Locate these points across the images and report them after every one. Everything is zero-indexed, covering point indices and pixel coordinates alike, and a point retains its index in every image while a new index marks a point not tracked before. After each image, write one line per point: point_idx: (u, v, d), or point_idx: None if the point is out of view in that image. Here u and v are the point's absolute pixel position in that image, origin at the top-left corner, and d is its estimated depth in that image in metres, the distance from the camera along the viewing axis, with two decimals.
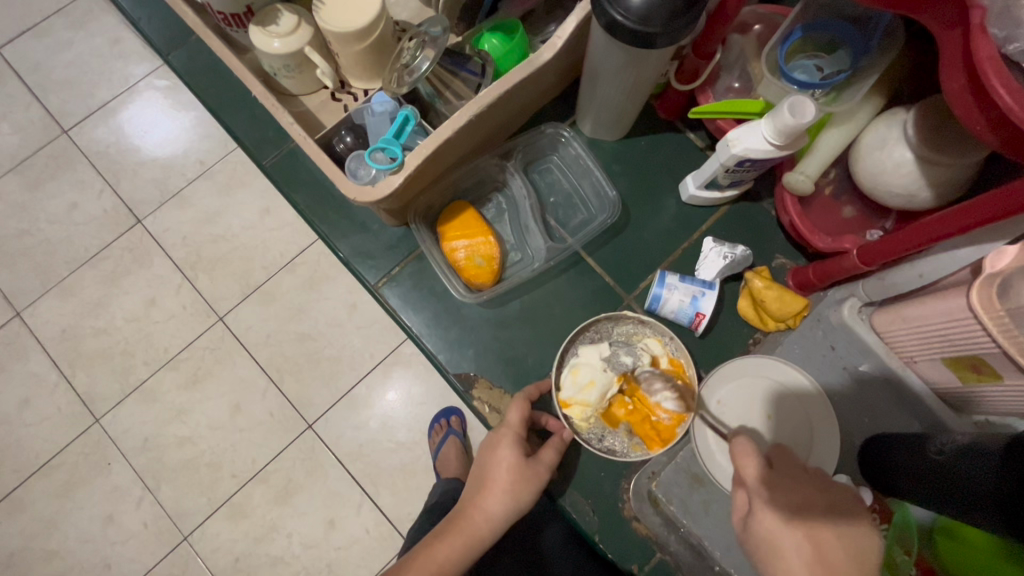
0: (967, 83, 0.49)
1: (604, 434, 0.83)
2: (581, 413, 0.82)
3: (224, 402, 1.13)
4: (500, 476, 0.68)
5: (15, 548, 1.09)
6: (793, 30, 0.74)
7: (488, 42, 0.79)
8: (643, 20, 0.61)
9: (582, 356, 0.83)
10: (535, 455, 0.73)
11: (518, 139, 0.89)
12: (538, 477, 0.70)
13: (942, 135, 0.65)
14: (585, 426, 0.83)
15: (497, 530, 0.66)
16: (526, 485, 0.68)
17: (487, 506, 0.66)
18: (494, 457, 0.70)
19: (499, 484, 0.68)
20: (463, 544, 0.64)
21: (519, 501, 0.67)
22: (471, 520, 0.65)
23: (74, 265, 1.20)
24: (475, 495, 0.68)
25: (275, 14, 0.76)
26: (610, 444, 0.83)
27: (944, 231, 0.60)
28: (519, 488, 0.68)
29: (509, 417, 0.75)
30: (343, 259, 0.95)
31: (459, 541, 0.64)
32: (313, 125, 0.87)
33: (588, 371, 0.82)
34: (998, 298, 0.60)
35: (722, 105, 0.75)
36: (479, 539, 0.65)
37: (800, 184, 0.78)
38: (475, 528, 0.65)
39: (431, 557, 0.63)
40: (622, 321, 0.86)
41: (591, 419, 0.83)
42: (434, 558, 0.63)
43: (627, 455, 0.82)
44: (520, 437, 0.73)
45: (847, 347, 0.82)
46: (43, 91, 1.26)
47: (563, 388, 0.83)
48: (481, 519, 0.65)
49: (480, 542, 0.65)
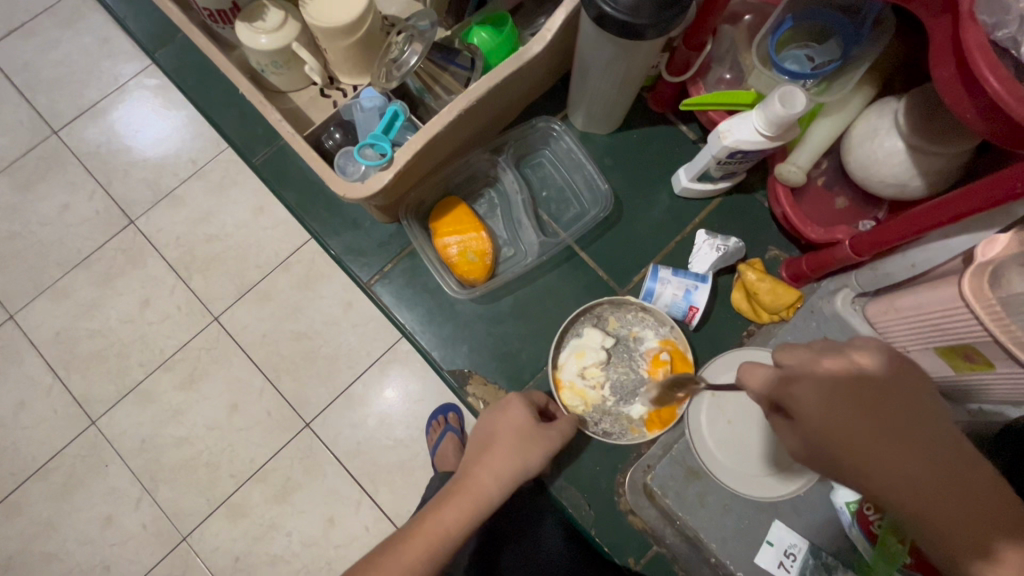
0: (956, 71, 0.48)
1: (602, 417, 0.84)
2: (583, 399, 0.84)
3: (222, 402, 1.13)
4: (506, 437, 0.68)
5: (13, 551, 1.09)
6: (784, 19, 0.73)
7: (477, 36, 0.78)
8: (631, 11, 0.61)
9: (584, 336, 0.85)
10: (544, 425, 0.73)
11: (508, 134, 0.89)
12: (544, 441, 0.70)
13: (933, 124, 0.65)
14: (586, 411, 0.84)
15: (503, 489, 0.62)
16: (532, 447, 0.68)
17: (489, 463, 0.64)
18: (502, 423, 0.70)
19: (503, 444, 0.67)
20: (468, 505, 0.59)
21: (529, 465, 0.66)
22: (477, 479, 0.62)
23: (67, 267, 1.19)
24: (479, 456, 0.65)
25: (261, 10, 0.76)
26: (606, 427, 0.84)
27: (936, 220, 0.60)
28: (524, 451, 0.67)
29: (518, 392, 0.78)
30: (335, 257, 0.94)
31: (467, 500, 0.59)
32: (303, 123, 0.87)
33: (592, 352, 0.85)
34: (989, 287, 0.59)
35: (712, 96, 0.75)
36: (486, 499, 0.60)
37: (792, 175, 0.78)
38: (482, 488, 0.61)
39: (436, 521, 0.57)
40: (625, 306, 0.86)
41: (594, 405, 0.84)
42: (440, 521, 0.57)
43: (623, 437, 0.83)
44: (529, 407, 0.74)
45: (841, 338, 0.82)
46: (32, 92, 1.25)
47: (563, 368, 0.85)
48: (487, 480, 0.62)
49: (487, 502, 0.60)
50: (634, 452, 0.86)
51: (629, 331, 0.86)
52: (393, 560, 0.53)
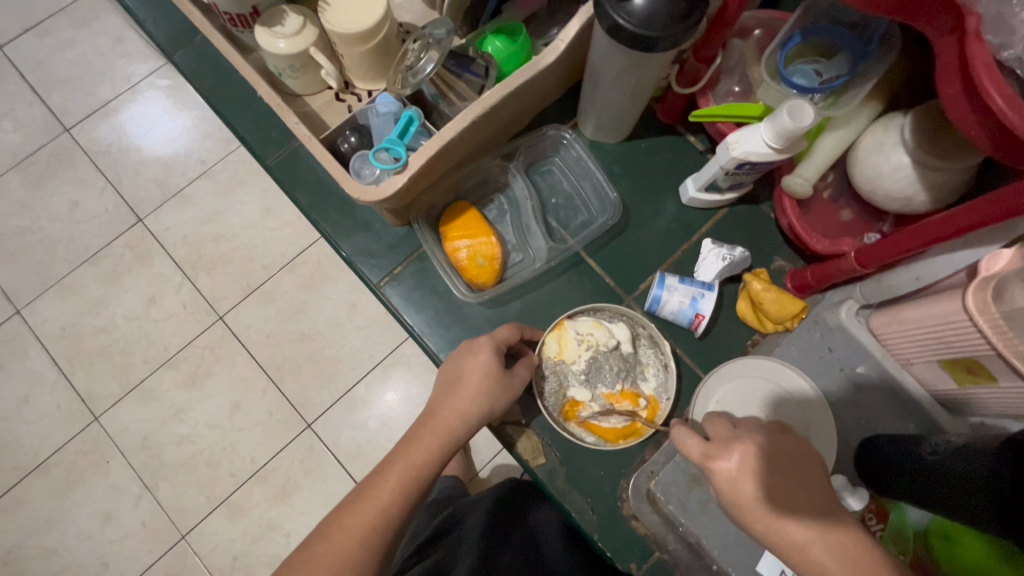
0: (961, 88, 0.49)
1: (554, 372, 0.84)
2: (561, 348, 0.84)
3: (223, 401, 1.16)
4: (475, 380, 0.71)
5: (13, 546, 1.11)
6: (791, 36, 0.75)
7: (491, 44, 0.79)
8: (645, 24, 0.62)
9: (614, 324, 0.84)
10: (509, 369, 0.75)
11: (520, 140, 0.91)
12: (512, 387, 0.73)
13: (939, 139, 0.66)
14: (552, 355, 0.85)
15: (469, 428, 0.69)
16: (501, 392, 0.72)
17: (457, 407, 0.69)
18: (470, 362, 0.72)
19: (471, 387, 0.70)
20: (437, 443, 0.67)
21: (493, 406, 0.71)
22: (444, 419, 0.68)
23: (74, 264, 1.22)
24: (447, 396, 0.70)
25: (280, 15, 0.77)
26: (546, 382, 0.85)
27: (941, 233, 0.61)
28: (492, 394, 0.71)
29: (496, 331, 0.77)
30: (346, 258, 0.95)
31: (433, 437, 0.67)
32: (317, 126, 0.88)
33: (605, 336, 0.83)
34: (992, 302, 0.60)
35: (722, 108, 0.76)
36: (451, 436, 0.68)
37: (799, 187, 0.79)
38: (447, 427, 0.68)
39: (408, 459, 0.65)
40: (656, 347, 0.86)
41: (562, 358, 0.84)
42: (412, 461, 0.65)
43: (542, 397, 0.84)
44: (499, 349, 0.74)
45: (844, 349, 0.83)
46: (46, 90, 1.28)
47: (578, 322, 0.85)
48: (452, 419, 0.69)
49: (452, 437, 0.68)
50: (638, 458, 0.86)
51: (642, 363, 0.85)
52: (373, 498, 0.62)
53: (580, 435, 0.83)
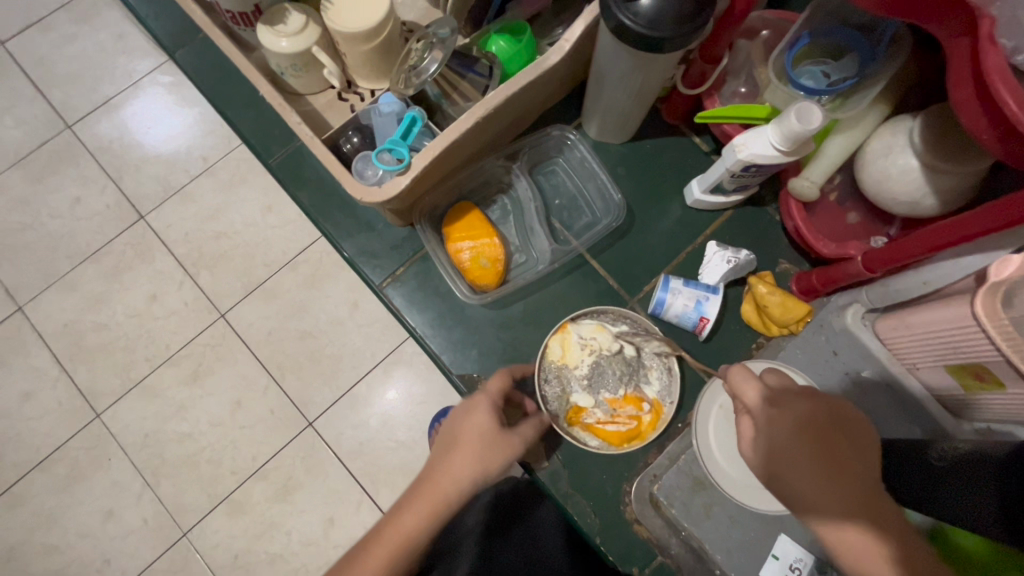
0: (974, 91, 0.48)
1: (557, 377, 0.84)
2: (564, 352, 0.84)
3: (224, 399, 1.16)
4: (471, 439, 0.64)
5: (14, 542, 1.11)
6: (801, 36, 0.74)
7: (494, 44, 0.78)
8: (651, 24, 0.61)
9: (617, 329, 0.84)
10: (511, 429, 0.69)
11: (523, 141, 0.90)
12: (513, 445, 0.66)
13: (947, 143, 0.66)
14: (554, 360, 0.84)
15: (467, 497, 0.61)
16: (502, 453, 0.65)
17: (453, 471, 0.62)
18: (466, 420, 0.66)
19: (467, 449, 0.63)
20: (431, 509, 0.59)
21: (493, 468, 0.64)
22: (438, 485, 0.60)
23: (76, 261, 1.22)
24: (442, 460, 0.63)
25: (282, 13, 0.77)
26: (548, 388, 0.84)
27: (950, 238, 0.60)
28: (491, 454, 0.64)
29: (489, 385, 0.72)
30: (348, 258, 0.94)
31: (427, 504, 0.59)
32: (320, 125, 0.87)
33: (608, 341, 0.83)
34: (1002, 307, 0.60)
35: (728, 109, 0.75)
36: (448, 504, 0.60)
37: (805, 190, 0.79)
38: (442, 494, 0.60)
39: (398, 527, 0.58)
40: (660, 350, 0.86)
41: (565, 363, 0.84)
42: (401, 530, 0.57)
43: (545, 402, 0.83)
44: (496, 410, 0.68)
45: (850, 353, 0.82)
46: (47, 86, 1.28)
47: (580, 327, 0.84)
48: (448, 485, 0.60)
49: (448, 506, 0.60)
50: (642, 461, 0.86)
51: (645, 368, 0.85)
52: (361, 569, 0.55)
53: (584, 440, 0.83)
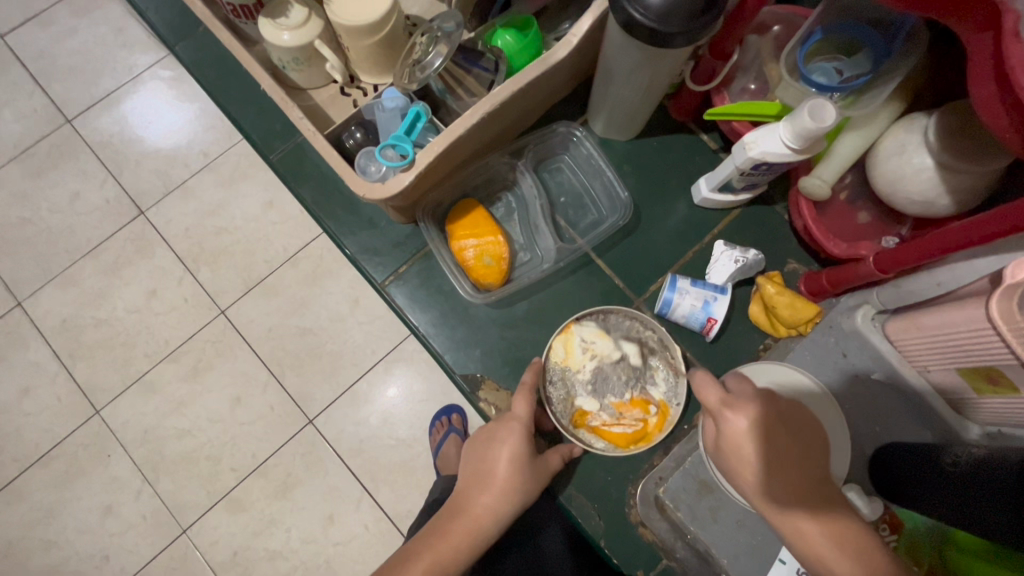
0: (996, 89, 0.47)
1: (561, 379, 0.83)
2: (567, 353, 0.83)
3: (225, 395, 1.15)
4: (505, 473, 0.69)
5: (13, 539, 1.10)
6: (813, 32, 0.73)
7: (501, 38, 0.78)
8: (663, 19, 0.60)
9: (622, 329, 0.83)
10: (539, 456, 0.74)
11: (528, 137, 0.88)
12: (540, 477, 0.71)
13: (964, 142, 0.64)
14: (558, 362, 0.84)
15: (500, 527, 0.66)
16: (531, 485, 0.70)
17: (488, 502, 0.66)
18: (500, 450, 0.70)
19: (501, 480, 0.68)
20: (465, 538, 0.63)
21: (524, 501, 0.68)
22: (474, 515, 0.65)
23: (76, 256, 1.21)
24: (477, 489, 0.67)
25: (284, 6, 0.75)
26: (553, 390, 0.83)
27: (965, 238, 0.58)
28: (522, 486, 0.69)
29: (517, 409, 0.75)
30: (350, 255, 0.93)
31: (463, 532, 0.64)
32: (322, 120, 0.86)
33: (610, 346, 0.83)
34: (1018, 309, 0.57)
35: (740, 107, 0.74)
36: (482, 534, 0.64)
37: (817, 189, 0.77)
38: (478, 523, 0.64)
39: (436, 552, 0.62)
40: (666, 350, 0.84)
41: (568, 365, 0.83)
42: (439, 555, 0.62)
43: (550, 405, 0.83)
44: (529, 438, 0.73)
45: (859, 354, 0.81)
46: (47, 80, 1.27)
47: (584, 327, 0.84)
48: (484, 515, 0.65)
49: (485, 537, 0.64)
50: (646, 464, 0.85)
51: (651, 368, 0.84)
52: None
53: (589, 442, 0.82)
